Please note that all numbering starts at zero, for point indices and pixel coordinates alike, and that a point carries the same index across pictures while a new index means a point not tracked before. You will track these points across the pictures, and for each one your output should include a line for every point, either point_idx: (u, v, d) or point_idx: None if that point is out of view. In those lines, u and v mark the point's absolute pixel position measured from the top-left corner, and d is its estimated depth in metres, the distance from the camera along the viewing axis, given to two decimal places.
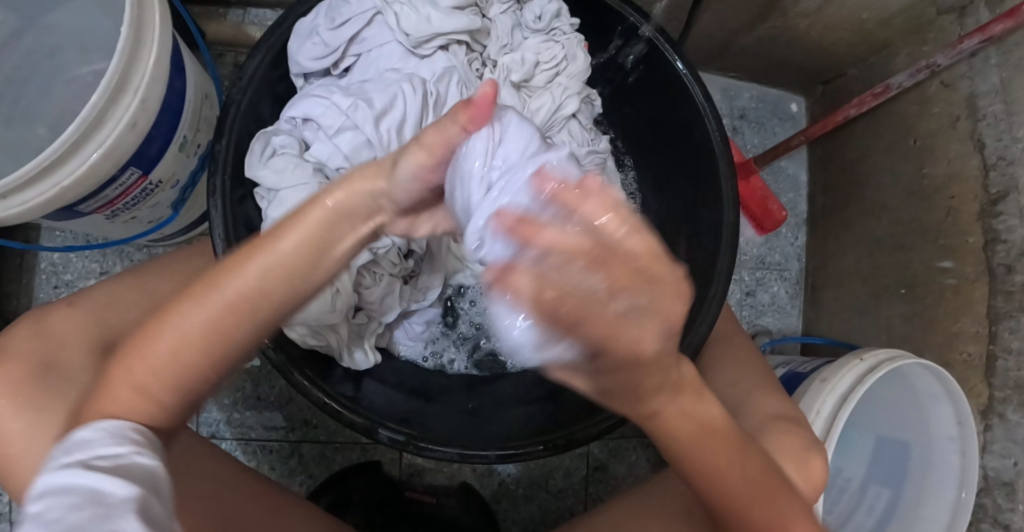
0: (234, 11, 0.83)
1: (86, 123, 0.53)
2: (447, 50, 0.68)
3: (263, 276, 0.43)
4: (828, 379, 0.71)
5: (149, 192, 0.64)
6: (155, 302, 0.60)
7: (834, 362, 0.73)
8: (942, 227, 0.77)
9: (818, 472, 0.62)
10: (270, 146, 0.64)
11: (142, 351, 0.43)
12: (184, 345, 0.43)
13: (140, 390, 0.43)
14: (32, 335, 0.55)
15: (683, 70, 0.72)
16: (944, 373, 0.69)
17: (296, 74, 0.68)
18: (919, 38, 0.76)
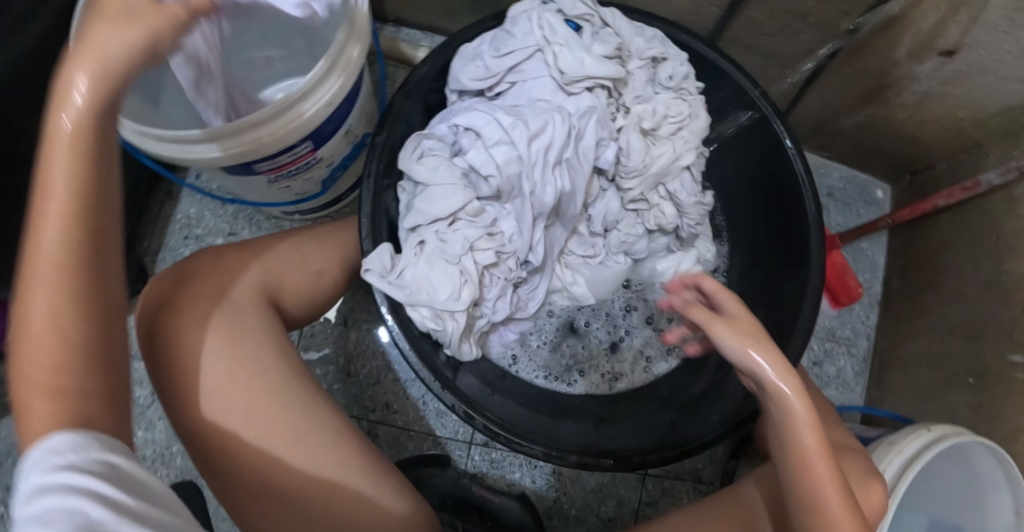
0: (389, 28, 0.94)
1: (303, 87, 0.63)
2: (592, 92, 0.76)
3: (71, 184, 0.42)
4: (895, 442, 0.74)
5: (311, 165, 0.73)
6: (307, 260, 0.67)
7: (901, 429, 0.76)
8: (1016, 322, 0.80)
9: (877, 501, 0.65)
10: (421, 147, 0.73)
11: (42, 346, 0.42)
12: (56, 339, 0.42)
13: (62, 393, 0.42)
14: (211, 259, 0.62)
15: (791, 146, 0.79)
16: (1001, 451, 0.72)
17: (453, 90, 0.78)
18: (1011, 142, 0.81)
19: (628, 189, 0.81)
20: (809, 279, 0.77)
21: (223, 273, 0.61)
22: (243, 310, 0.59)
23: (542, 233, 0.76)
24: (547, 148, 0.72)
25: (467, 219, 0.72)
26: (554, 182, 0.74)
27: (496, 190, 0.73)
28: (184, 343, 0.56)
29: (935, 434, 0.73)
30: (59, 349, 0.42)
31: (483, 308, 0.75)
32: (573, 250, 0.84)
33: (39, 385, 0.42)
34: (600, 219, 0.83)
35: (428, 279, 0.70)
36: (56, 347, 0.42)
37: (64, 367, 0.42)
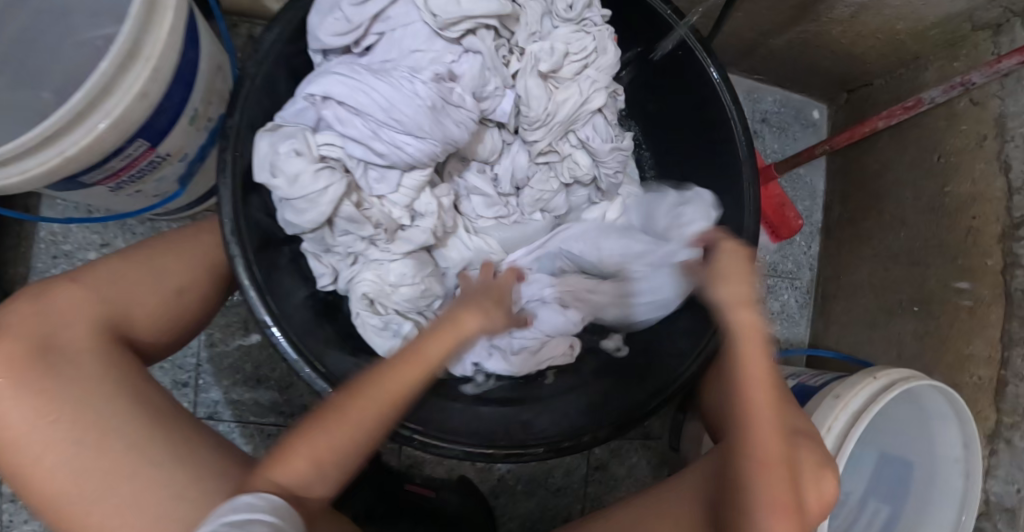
0: None
1: (95, 90, 0.50)
2: (475, 35, 0.66)
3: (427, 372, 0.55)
4: (840, 396, 0.66)
5: (156, 164, 0.63)
6: (162, 279, 0.59)
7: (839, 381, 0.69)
8: (961, 246, 0.77)
9: (830, 492, 0.60)
10: (273, 152, 0.61)
11: (309, 438, 0.53)
12: (334, 444, 0.52)
13: (310, 467, 0.52)
14: (31, 311, 0.53)
15: (717, 76, 0.73)
16: (953, 390, 0.68)
17: (315, 49, 0.66)
18: (951, 53, 0.77)
19: (534, 142, 0.73)
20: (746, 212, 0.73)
21: (45, 320, 0.53)
22: (78, 363, 0.52)
23: (429, 200, 0.68)
24: (420, 112, 0.61)
25: (345, 217, 0.64)
26: (440, 138, 0.63)
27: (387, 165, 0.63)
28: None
29: (882, 384, 0.65)
30: (331, 442, 0.52)
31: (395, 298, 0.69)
32: (477, 208, 0.75)
33: (255, 486, 0.51)
34: (508, 178, 0.75)
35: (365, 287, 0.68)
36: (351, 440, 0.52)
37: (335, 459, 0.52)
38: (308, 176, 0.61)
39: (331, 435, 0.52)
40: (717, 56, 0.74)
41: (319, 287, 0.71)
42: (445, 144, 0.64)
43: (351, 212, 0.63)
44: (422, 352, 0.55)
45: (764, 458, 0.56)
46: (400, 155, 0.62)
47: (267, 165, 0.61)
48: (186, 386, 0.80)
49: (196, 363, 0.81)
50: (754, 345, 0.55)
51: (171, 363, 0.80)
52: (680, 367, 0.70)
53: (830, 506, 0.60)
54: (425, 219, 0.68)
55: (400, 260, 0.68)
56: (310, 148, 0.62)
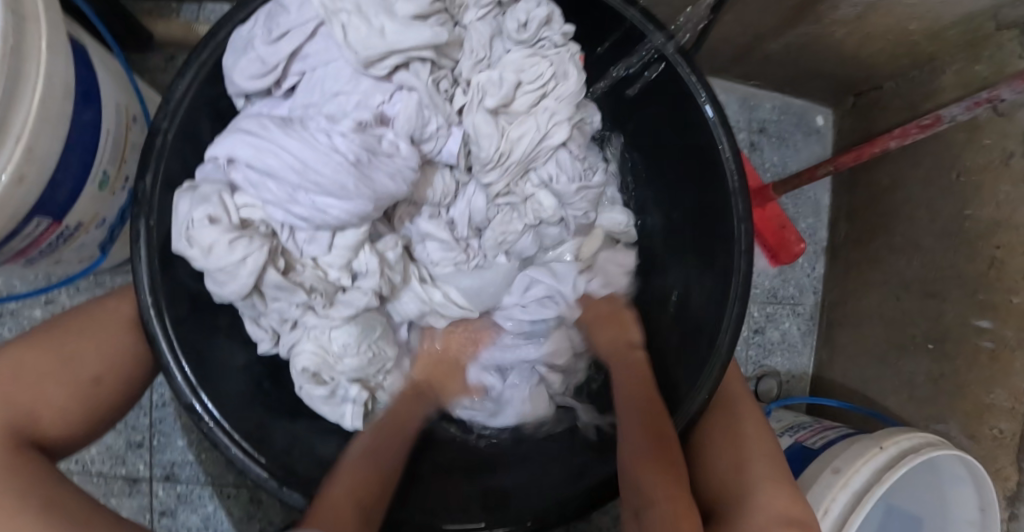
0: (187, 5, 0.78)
1: None
2: (406, 69, 0.59)
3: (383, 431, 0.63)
4: (840, 471, 0.58)
5: (68, 236, 0.58)
6: (74, 367, 0.55)
7: (840, 446, 0.61)
8: (982, 280, 0.68)
9: None
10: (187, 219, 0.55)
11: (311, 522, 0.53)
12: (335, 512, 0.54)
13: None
14: None
15: (711, 116, 0.64)
16: (974, 460, 0.60)
17: (236, 94, 0.59)
18: (973, 55, 0.66)
19: (490, 183, 0.64)
20: (736, 246, 0.65)
21: None
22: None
23: (371, 258, 0.61)
24: (340, 169, 0.53)
25: (273, 286, 0.57)
26: (373, 192, 0.55)
27: (316, 226, 0.56)
28: None
29: (889, 456, 0.58)
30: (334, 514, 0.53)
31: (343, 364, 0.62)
32: (433, 254, 0.68)
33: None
34: (465, 221, 0.67)
35: (310, 354, 0.61)
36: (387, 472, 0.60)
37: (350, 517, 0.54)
38: (224, 245, 0.54)
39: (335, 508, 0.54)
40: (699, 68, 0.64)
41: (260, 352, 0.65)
42: (377, 201, 0.56)
43: (277, 280, 0.57)
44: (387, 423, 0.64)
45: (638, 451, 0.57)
46: (324, 218, 0.55)
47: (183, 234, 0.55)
48: (141, 446, 0.76)
49: (150, 422, 0.76)
50: (620, 361, 0.67)
51: (124, 423, 0.76)
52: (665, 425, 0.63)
53: None
54: (367, 278, 0.61)
55: (349, 324, 0.61)
56: (229, 212, 0.55)
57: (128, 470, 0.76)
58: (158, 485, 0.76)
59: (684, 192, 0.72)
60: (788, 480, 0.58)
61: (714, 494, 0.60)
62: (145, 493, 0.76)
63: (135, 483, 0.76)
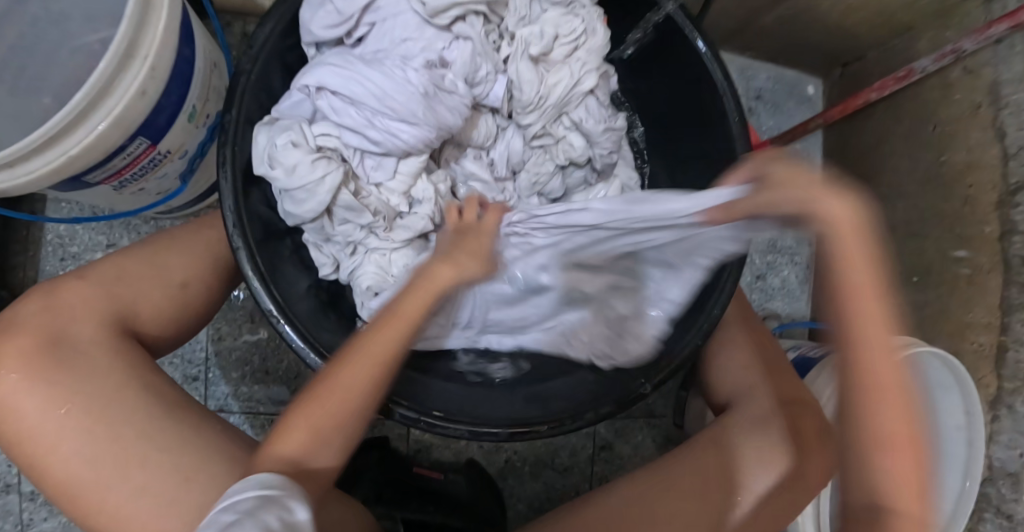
0: None
1: (95, 88, 0.51)
2: (465, 21, 0.68)
3: (394, 341, 0.55)
4: (840, 365, 0.66)
5: (158, 161, 0.65)
6: (166, 273, 0.61)
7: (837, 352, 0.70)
8: (958, 215, 0.78)
9: (827, 458, 0.60)
10: (271, 145, 0.62)
11: (304, 411, 0.54)
12: (341, 411, 0.54)
13: (308, 435, 0.54)
14: (42, 310, 0.55)
15: (705, 47, 0.72)
16: (954, 360, 0.69)
17: (309, 43, 0.67)
18: (944, 23, 0.77)
19: (528, 125, 0.74)
20: None
21: (58, 316, 0.55)
22: (89, 355, 0.54)
23: (428, 188, 0.69)
24: (413, 98, 0.62)
25: (343, 208, 0.65)
26: (437, 120, 0.64)
27: (387, 151, 0.65)
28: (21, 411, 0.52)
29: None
30: (336, 409, 0.54)
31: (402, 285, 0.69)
32: (476, 193, 0.75)
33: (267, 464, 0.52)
34: (504, 163, 0.76)
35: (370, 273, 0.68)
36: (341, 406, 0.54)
37: (339, 423, 0.54)
38: (306, 166, 0.62)
39: (331, 404, 0.54)
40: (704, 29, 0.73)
41: (322, 276, 0.72)
42: (439, 130, 0.65)
43: (349, 200, 0.64)
44: (391, 312, 0.55)
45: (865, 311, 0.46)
46: (395, 141, 0.63)
47: (266, 156, 0.62)
48: (196, 380, 0.82)
49: (205, 357, 0.82)
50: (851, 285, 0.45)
51: (181, 357, 0.82)
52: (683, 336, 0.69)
53: (830, 471, 0.61)
54: (423, 205, 0.69)
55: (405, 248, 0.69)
56: (307, 138, 0.63)
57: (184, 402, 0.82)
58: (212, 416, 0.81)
59: (692, 140, 0.80)
60: (793, 379, 0.66)
61: (729, 393, 0.67)
62: None
63: None
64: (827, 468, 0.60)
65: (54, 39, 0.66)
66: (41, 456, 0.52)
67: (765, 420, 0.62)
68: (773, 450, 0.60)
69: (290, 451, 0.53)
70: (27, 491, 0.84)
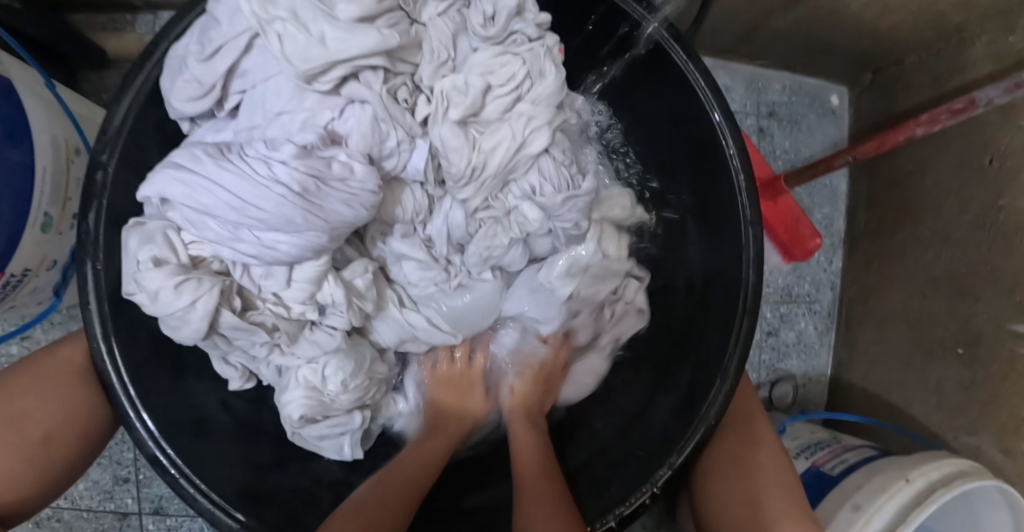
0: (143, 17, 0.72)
1: None
2: (358, 80, 0.53)
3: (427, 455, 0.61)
4: (861, 508, 0.53)
5: (15, 284, 0.54)
6: (23, 427, 0.51)
7: (858, 480, 0.56)
8: (1018, 278, 0.61)
9: None
10: (131, 269, 0.51)
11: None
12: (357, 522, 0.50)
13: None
14: None
15: (720, 118, 0.58)
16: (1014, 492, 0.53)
17: (181, 118, 0.54)
18: (1005, 24, 0.58)
19: (467, 199, 0.59)
20: (747, 257, 0.59)
21: None
22: None
23: (337, 292, 0.55)
24: (284, 203, 0.48)
25: (231, 330, 0.53)
26: (324, 222, 0.50)
27: (272, 261, 0.51)
28: None
29: (916, 490, 0.52)
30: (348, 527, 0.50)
31: (326, 400, 0.58)
32: (410, 274, 0.63)
33: None
34: (444, 240, 0.62)
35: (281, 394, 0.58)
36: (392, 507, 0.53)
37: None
38: (170, 291, 0.50)
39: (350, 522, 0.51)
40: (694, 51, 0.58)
41: (237, 388, 0.61)
42: (331, 232, 0.51)
43: (234, 321, 0.52)
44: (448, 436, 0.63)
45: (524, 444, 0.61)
46: (273, 254, 0.51)
47: (130, 278, 0.51)
48: (128, 481, 0.73)
49: (134, 458, 0.73)
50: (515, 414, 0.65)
51: (108, 458, 0.73)
52: (677, 441, 0.59)
53: None
54: (336, 311, 0.57)
55: (333, 357, 0.58)
56: (176, 250, 0.51)
57: (116, 505, 0.73)
58: (148, 519, 0.73)
59: (687, 193, 0.65)
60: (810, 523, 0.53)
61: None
62: (136, 528, 0.73)
63: (124, 518, 0.73)
64: None
65: None
66: None
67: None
68: None
69: None
70: None
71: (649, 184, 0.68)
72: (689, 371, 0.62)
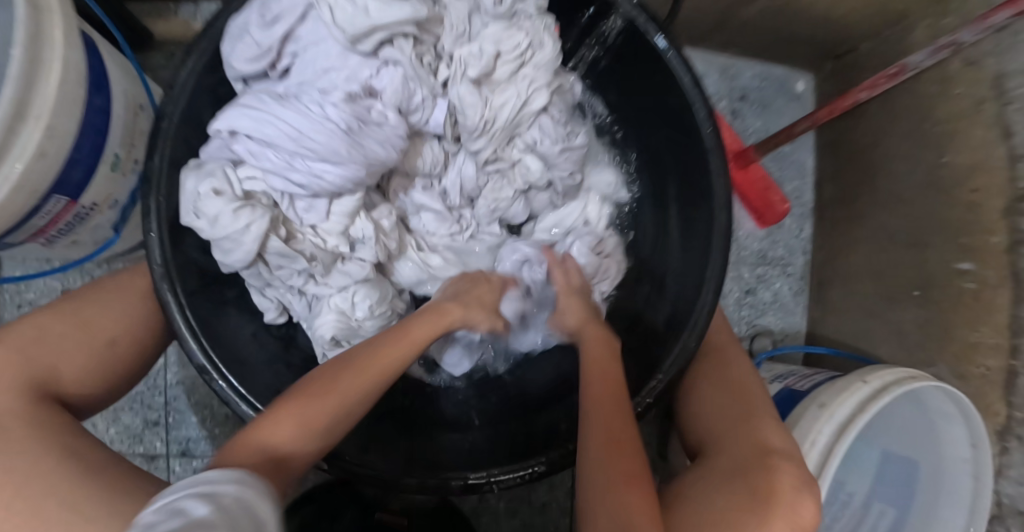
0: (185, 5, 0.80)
1: None
2: (392, 45, 0.62)
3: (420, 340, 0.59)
4: (826, 405, 0.60)
5: (83, 216, 0.61)
6: (89, 334, 0.59)
7: (824, 386, 0.63)
8: (962, 224, 0.70)
9: (808, 519, 0.53)
10: (192, 196, 0.58)
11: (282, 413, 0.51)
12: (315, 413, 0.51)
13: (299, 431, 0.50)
14: None
15: (668, 48, 0.66)
16: (963, 396, 0.62)
17: (234, 78, 0.62)
18: (939, 9, 0.69)
19: (478, 150, 0.68)
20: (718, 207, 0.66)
21: None
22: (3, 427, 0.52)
23: (368, 226, 0.64)
24: (334, 136, 0.58)
25: (275, 256, 0.61)
26: (366, 157, 0.59)
27: (316, 193, 0.60)
28: None
29: (872, 388, 0.60)
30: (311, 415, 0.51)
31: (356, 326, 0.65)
32: (428, 222, 0.71)
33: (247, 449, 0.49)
34: (457, 192, 0.71)
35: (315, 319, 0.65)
36: (327, 422, 0.51)
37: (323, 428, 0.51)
38: (229, 215, 0.58)
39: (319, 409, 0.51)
40: (668, 28, 0.67)
41: (268, 321, 0.69)
42: (370, 167, 0.60)
43: (280, 247, 0.60)
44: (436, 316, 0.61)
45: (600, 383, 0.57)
46: (320, 183, 0.59)
47: (191, 207, 0.58)
48: (158, 424, 0.79)
49: (165, 401, 0.79)
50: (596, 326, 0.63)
51: (140, 402, 0.79)
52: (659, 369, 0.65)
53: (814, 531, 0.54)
54: (365, 245, 0.65)
55: (363, 286, 0.65)
56: (232, 184, 0.59)
57: (145, 448, 0.79)
58: (174, 461, 0.79)
59: (665, 155, 0.74)
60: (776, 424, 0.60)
61: (698, 439, 0.62)
62: (163, 469, 0.79)
63: (152, 460, 0.79)
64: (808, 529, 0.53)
65: None
66: None
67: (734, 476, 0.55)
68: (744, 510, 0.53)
69: (276, 441, 0.50)
70: None
71: (634, 150, 0.79)
72: (671, 305, 0.71)
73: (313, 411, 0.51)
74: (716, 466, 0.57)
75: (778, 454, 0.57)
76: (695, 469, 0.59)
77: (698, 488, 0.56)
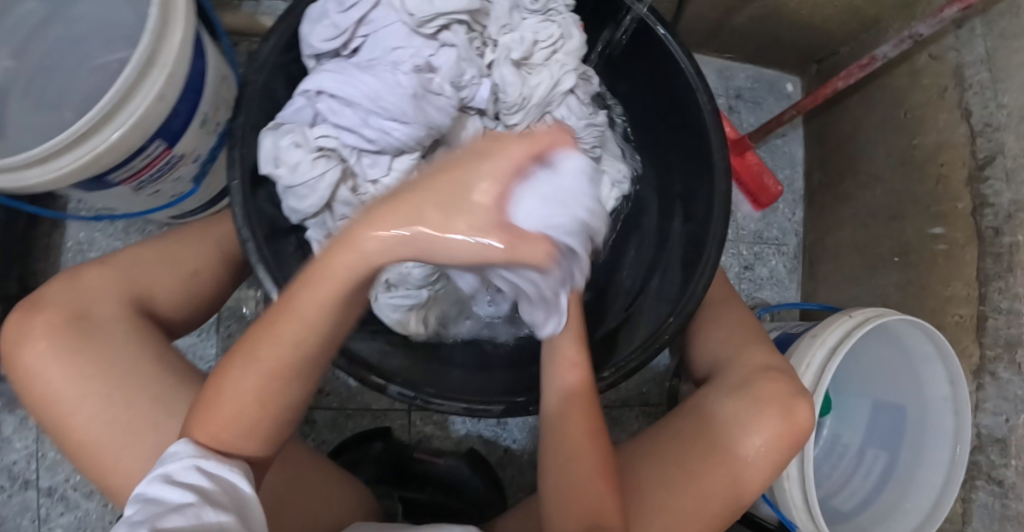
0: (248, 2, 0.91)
1: (120, 93, 0.57)
2: (449, 30, 0.73)
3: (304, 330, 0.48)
4: (818, 335, 0.70)
5: (173, 164, 0.69)
6: (177, 265, 0.66)
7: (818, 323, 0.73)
8: (933, 196, 0.80)
9: (803, 419, 0.62)
10: (274, 147, 0.67)
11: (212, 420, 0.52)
12: (237, 410, 0.52)
13: (216, 441, 0.52)
14: (69, 290, 0.61)
15: (664, 32, 0.77)
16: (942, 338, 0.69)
17: (308, 55, 0.73)
18: (908, 14, 0.80)
19: (515, 125, 0.78)
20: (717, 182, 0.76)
21: (82, 299, 0.60)
22: (105, 331, 0.60)
23: None
24: (403, 98, 0.68)
25: (342, 203, 0.70)
26: (424, 118, 0.69)
27: (381, 149, 0.70)
28: (36, 375, 0.58)
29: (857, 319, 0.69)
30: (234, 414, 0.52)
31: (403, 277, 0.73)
32: None
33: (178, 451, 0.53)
34: None
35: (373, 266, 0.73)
36: (244, 424, 0.52)
37: (247, 430, 0.52)
38: (308, 163, 0.68)
39: (227, 411, 0.51)
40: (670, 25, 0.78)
41: None
42: (428, 130, 0.70)
43: (347, 196, 0.70)
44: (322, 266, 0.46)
45: (566, 400, 0.62)
46: (389, 139, 0.69)
47: (272, 157, 0.67)
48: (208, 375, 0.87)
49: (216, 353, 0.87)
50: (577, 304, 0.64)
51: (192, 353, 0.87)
52: (666, 314, 0.74)
53: (808, 429, 0.63)
54: None
55: None
56: (308, 140, 0.68)
57: None
58: None
59: (672, 138, 0.84)
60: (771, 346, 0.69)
61: (709, 363, 0.71)
62: None
63: None
64: (803, 428, 0.62)
65: (71, 61, 0.74)
66: (58, 418, 0.58)
67: (735, 392, 0.64)
68: (748, 415, 0.62)
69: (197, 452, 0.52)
70: (45, 485, 0.89)
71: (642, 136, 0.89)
72: (678, 263, 0.80)
73: (233, 412, 0.51)
74: (724, 382, 0.66)
75: (773, 369, 0.66)
76: (714, 380, 0.67)
77: (713, 400, 0.65)
